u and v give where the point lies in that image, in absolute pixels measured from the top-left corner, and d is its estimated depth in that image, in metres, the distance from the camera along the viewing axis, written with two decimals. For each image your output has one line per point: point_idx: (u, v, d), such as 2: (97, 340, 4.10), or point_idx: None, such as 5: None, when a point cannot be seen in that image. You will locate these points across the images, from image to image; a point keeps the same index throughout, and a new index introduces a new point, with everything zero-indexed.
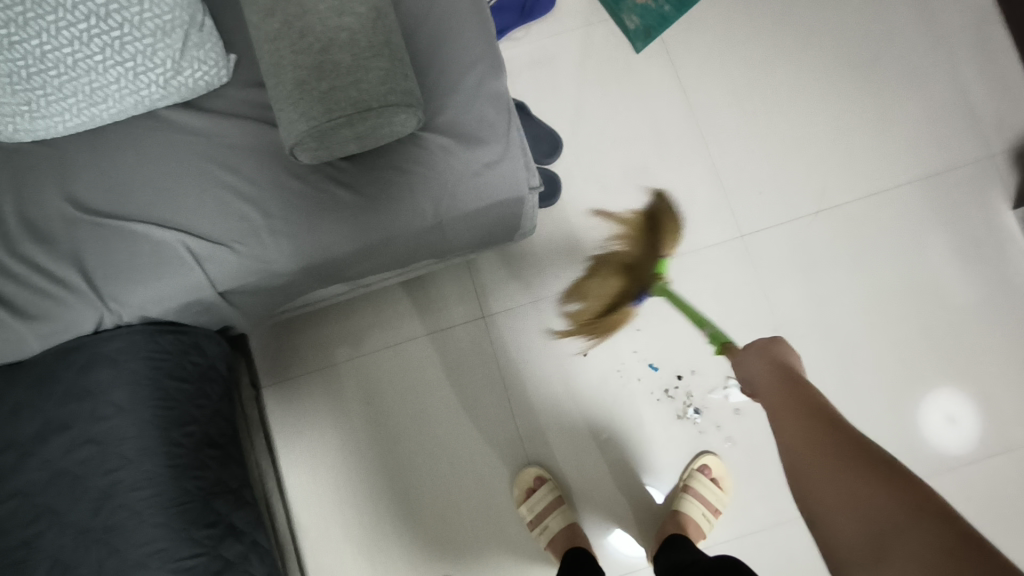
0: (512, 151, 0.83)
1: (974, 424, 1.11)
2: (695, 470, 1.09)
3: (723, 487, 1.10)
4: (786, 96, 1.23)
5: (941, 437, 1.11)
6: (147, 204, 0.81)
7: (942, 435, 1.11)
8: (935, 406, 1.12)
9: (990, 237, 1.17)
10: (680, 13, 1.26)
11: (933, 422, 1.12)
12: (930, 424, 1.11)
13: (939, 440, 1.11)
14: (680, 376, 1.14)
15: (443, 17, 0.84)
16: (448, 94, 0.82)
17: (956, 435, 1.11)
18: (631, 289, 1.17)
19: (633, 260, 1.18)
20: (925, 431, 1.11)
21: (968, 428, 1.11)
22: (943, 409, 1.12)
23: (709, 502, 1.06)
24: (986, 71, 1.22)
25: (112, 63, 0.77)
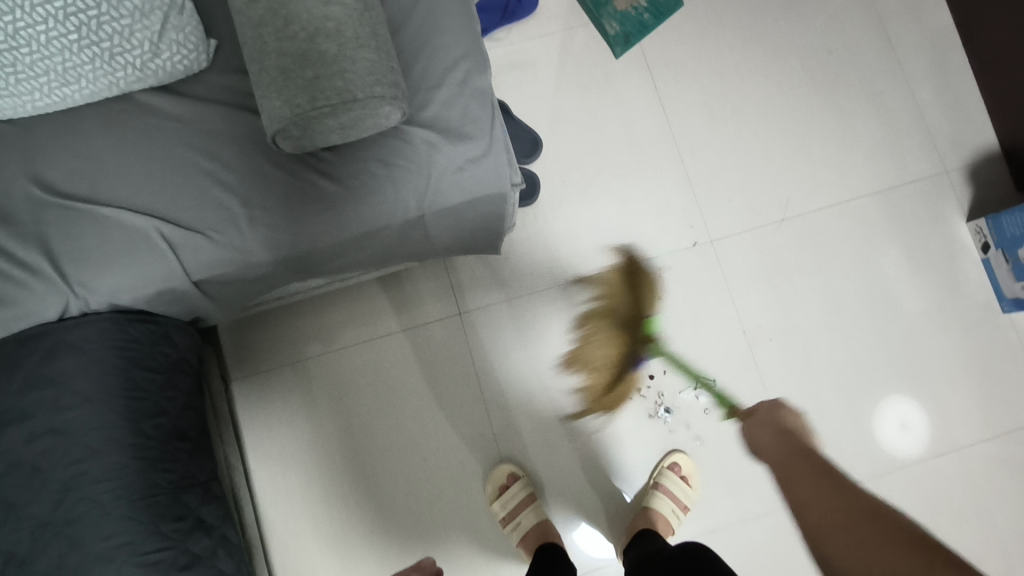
0: (494, 148, 0.83)
1: (923, 429, 1.17)
2: (666, 468, 1.11)
3: (691, 484, 1.11)
4: (757, 108, 1.27)
5: (893, 441, 1.16)
6: (120, 188, 0.79)
7: (895, 438, 1.16)
8: (892, 412, 1.17)
9: (944, 248, 1.23)
10: (658, 22, 1.29)
11: (889, 425, 1.17)
12: (883, 427, 1.17)
13: (890, 444, 1.16)
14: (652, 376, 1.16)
15: (430, 13, 0.84)
16: (433, 89, 0.82)
17: (909, 440, 1.16)
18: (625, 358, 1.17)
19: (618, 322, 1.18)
20: (880, 433, 1.16)
21: (917, 434, 1.17)
22: (897, 416, 1.17)
23: (677, 498, 1.09)
24: (944, 90, 1.29)
25: (87, 43, 0.76)
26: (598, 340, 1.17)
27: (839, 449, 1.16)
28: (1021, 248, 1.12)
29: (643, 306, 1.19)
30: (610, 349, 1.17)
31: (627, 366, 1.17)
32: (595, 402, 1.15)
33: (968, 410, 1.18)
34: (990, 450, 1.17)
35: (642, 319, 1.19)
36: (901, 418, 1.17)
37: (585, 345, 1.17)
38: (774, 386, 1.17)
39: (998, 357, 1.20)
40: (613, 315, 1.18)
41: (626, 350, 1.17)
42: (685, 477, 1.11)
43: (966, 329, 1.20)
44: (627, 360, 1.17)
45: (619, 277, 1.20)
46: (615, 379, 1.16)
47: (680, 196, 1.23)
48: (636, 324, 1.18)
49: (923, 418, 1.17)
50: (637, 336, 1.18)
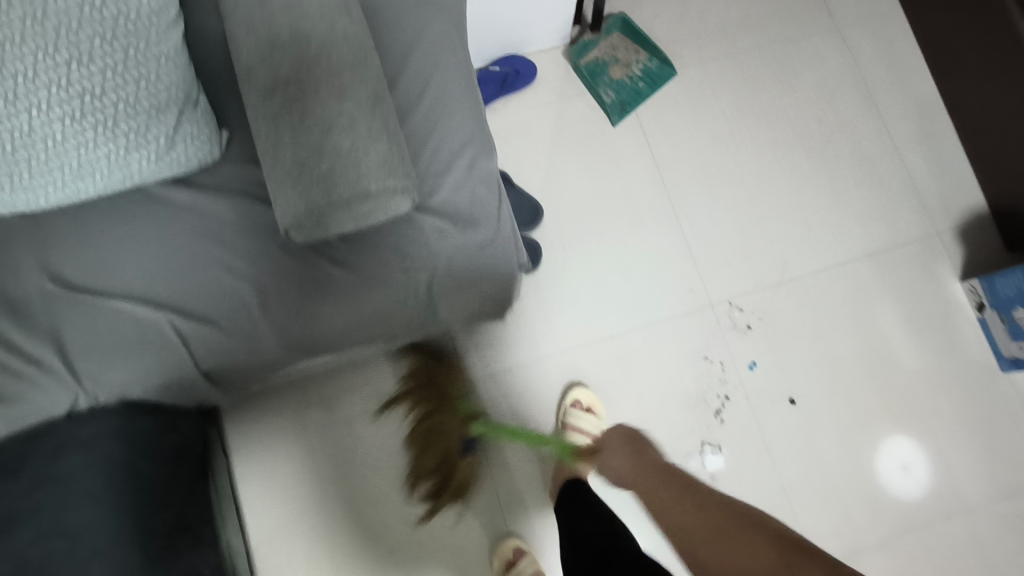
0: (497, 232, 0.85)
1: (924, 486, 1.17)
2: (569, 406, 1.15)
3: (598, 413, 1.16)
4: (750, 175, 1.31)
5: (892, 484, 1.17)
6: (130, 280, 0.79)
7: (893, 478, 1.17)
8: (889, 456, 1.18)
9: (940, 308, 1.25)
10: (653, 90, 1.32)
11: (889, 464, 1.18)
12: (883, 466, 1.18)
13: (888, 486, 1.17)
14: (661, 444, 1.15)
15: (438, 100, 0.87)
16: (441, 176, 0.84)
17: (909, 481, 1.17)
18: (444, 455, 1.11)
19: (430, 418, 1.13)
20: (877, 469, 1.17)
21: (917, 485, 1.17)
22: (897, 455, 1.18)
23: (588, 431, 1.12)
24: (929, 154, 1.33)
25: (103, 139, 0.77)
26: (410, 447, 1.12)
27: (845, 511, 1.15)
28: (1015, 308, 1.14)
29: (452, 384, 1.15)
30: (434, 446, 1.11)
31: (457, 454, 1.12)
32: (437, 501, 1.11)
33: (974, 471, 1.18)
34: (998, 511, 1.17)
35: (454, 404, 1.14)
36: (900, 459, 1.18)
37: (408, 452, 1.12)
38: (779, 451, 1.17)
39: (1000, 416, 1.21)
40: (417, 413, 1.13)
41: (451, 437, 1.12)
42: (590, 408, 1.15)
43: (963, 388, 1.22)
44: (456, 449, 1.12)
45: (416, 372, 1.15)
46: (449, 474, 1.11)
47: (680, 261, 1.25)
48: (449, 411, 1.13)
49: (925, 475, 1.17)
50: (458, 421, 1.13)
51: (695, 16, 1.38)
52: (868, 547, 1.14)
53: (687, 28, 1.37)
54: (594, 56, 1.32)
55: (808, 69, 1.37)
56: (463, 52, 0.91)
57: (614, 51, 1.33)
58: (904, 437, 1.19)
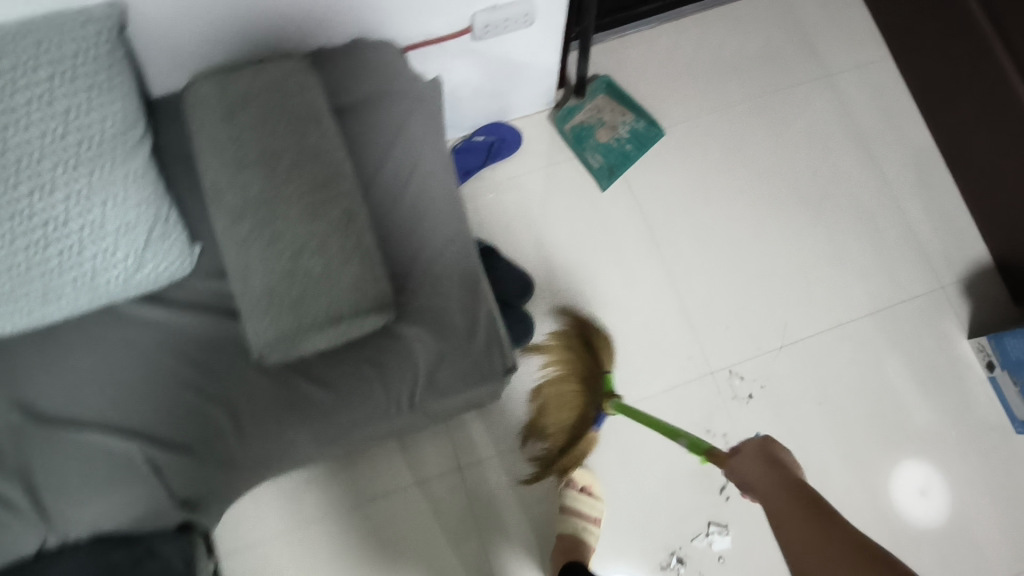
0: (478, 343, 0.80)
1: (926, 528, 1.13)
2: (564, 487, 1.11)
3: (596, 492, 1.12)
4: (746, 233, 1.27)
5: (903, 499, 1.14)
6: (101, 408, 0.76)
7: (906, 493, 1.15)
8: (901, 491, 1.15)
9: (949, 367, 1.21)
10: (641, 152, 1.30)
11: (907, 479, 1.15)
12: (902, 478, 1.15)
13: (896, 496, 1.15)
14: (663, 528, 1.12)
15: (416, 201, 0.85)
16: (423, 282, 0.81)
17: (932, 500, 1.14)
18: (582, 421, 1.14)
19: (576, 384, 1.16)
20: (894, 474, 1.16)
21: (920, 516, 1.14)
22: (925, 477, 1.15)
23: (586, 513, 1.08)
24: (928, 205, 1.29)
25: (69, 264, 0.75)
26: (551, 407, 1.16)
27: None
28: None
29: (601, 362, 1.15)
30: (570, 411, 1.15)
31: (589, 424, 1.13)
32: (550, 468, 1.14)
33: (996, 541, 1.13)
34: None
35: (600, 377, 1.13)
36: (926, 486, 1.15)
37: (541, 412, 1.16)
38: None
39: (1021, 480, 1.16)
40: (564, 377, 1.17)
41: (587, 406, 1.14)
42: (585, 488, 1.11)
43: (979, 453, 1.17)
44: (587, 419, 1.14)
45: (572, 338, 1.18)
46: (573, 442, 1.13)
47: (677, 327, 1.22)
48: (594, 382, 1.14)
49: (934, 524, 1.13)
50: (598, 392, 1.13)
51: (681, 73, 1.35)
52: None
53: (673, 86, 1.34)
54: (580, 120, 1.31)
55: (800, 121, 1.33)
56: (440, 146, 0.88)
57: (600, 114, 1.31)
58: (930, 487, 1.15)
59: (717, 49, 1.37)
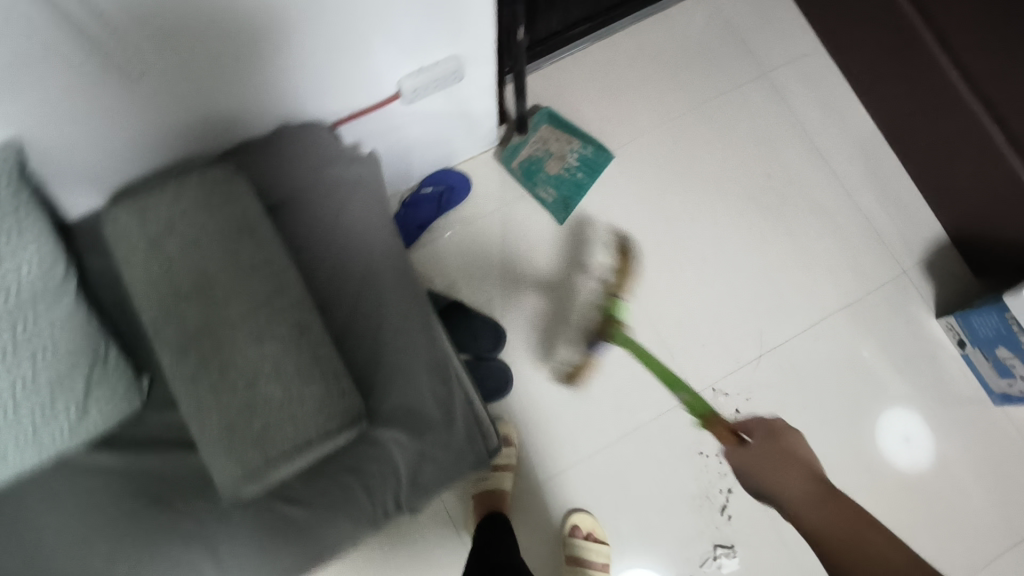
0: (459, 432, 0.79)
1: (874, 434, 1.18)
2: (569, 534, 1.10)
3: (601, 535, 1.11)
4: (709, 247, 1.27)
5: (897, 419, 1.19)
6: (68, 568, 0.72)
7: (903, 425, 1.19)
8: (888, 437, 1.18)
9: (923, 350, 1.22)
10: (593, 178, 1.27)
11: (903, 423, 1.19)
12: (903, 419, 1.19)
13: (889, 419, 1.19)
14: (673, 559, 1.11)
15: (367, 290, 0.82)
16: (389, 377, 0.78)
17: (919, 442, 1.18)
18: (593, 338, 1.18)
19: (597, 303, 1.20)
20: (907, 412, 1.19)
21: (887, 430, 1.18)
22: (922, 434, 1.18)
23: (593, 561, 1.08)
24: (880, 194, 1.31)
25: (5, 427, 0.69)
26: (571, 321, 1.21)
27: None
28: (998, 349, 1.12)
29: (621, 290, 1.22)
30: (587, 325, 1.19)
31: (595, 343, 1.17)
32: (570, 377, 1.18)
33: (991, 516, 1.15)
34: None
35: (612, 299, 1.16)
36: (912, 445, 1.18)
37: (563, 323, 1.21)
38: (793, 536, 1.13)
39: (1006, 451, 1.18)
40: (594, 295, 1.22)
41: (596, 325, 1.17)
42: (591, 533, 1.10)
43: (964, 431, 1.18)
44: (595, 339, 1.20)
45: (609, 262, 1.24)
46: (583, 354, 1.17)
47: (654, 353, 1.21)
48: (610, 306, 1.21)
49: (890, 459, 1.17)
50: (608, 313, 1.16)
51: (622, 91, 1.33)
52: None
53: (615, 106, 1.33)
54: (527, 154, 1.27)
55: (745, 124, 1.33)
56: (386, 232, 0.87)
57: (546, 145, 1.28)
58: (905, 448, 1.18)
59: (654, 62, 1.35)
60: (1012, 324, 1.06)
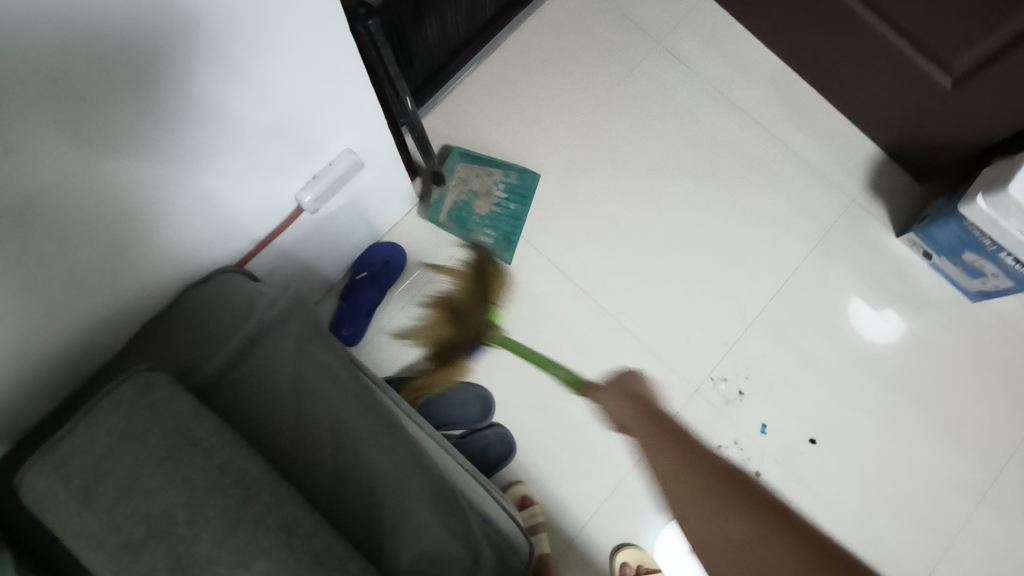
0: (489, 558, 0.73)
1: (850, 303, 1.21)
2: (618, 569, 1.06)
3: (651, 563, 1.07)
4: (661, 236, 1.22)
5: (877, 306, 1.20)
6: None
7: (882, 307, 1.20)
8: (863, 315, 1.20)
9: (893, 270, 1.22)
10: (527, 207, 1.21)
11: (878, 305, 1.20)
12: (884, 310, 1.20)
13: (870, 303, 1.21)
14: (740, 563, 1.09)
15: (338, 442, 0.74)
16: (394, 530, 0.70)
17: (885, 318, 1.20)
18: (461, 346, 1.16)
19: (460, 309, 1.17)
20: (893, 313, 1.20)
21: (857, 309, 1.20)
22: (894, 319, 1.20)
23: None
24: (808, 127, 1.28)
25: None
26: (432, 327, 1.16)
27: (916, 516, 1.12)
28: (963, 254, 1.11)
29: (494, 295, 1.18)
30: (446, 336, 1.16)
31: (465, 352, 1.15)
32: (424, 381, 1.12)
33: (1001, 409, 1.17)
34: None
35: (488, 309, 1.17)
36: (876, 323, 1.20)
37: (418, 331, 1.16)
38: (831, 495, 1.13)
39: (997, 342, 1.19)
40: (455, 301, 1.17)
41: (470, 334, 1.16)
42: (641, 568, 1.07)
43: (954, 336, 1.19)
44: (468, 345, 1.16)
45: (473, 273, 1.19)
46: (448, 362, 1.15)
47: (643, 362, 1.17)
48: (482, 313, 1.17)
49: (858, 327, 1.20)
50: (484, 321, 1.17)
51: (524, 106, 1.26)
52: (957, 539, 1.11)
53: (523, 123, 1.25)
54: (451, 202, 1.19)
55: (656, 101, 1.28)
56: (336, 368, 0.79)
57: (467, 185, 1.19)
58: (873, 328, 1.20)
59: (547, 64, 1.28)
60: (971, 230, 1.05)
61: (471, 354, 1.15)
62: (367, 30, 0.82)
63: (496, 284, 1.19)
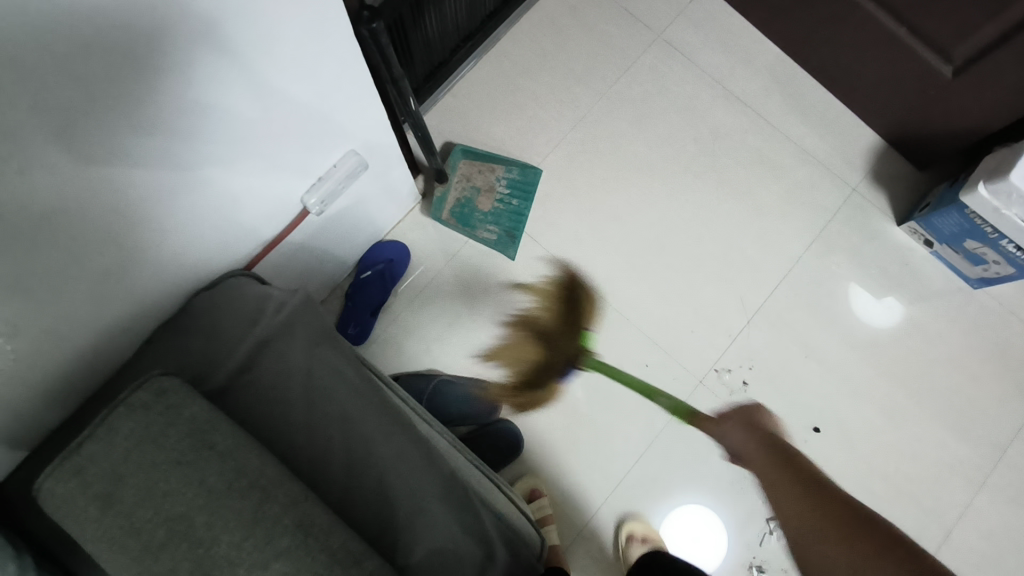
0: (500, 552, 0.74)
1: (854, 290, 1.22)
2: (625, 538, 1.07)
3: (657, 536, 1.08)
4: (663, 229, 1.23)
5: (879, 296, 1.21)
6: None
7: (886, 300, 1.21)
8: (866, 305, 1.21)
9: (895, 259, 1.22)
10: (529, 203, 1.21)
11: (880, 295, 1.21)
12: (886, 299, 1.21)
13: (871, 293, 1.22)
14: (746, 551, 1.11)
15: (350, 442, 0.75)
16: (408, 527, 0.71)
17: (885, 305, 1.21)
18: (552, 368, 1.17)
19: (553, 331, 1.18)
20: (894, 300, 1.21)
21: (859, 296, 1.21)
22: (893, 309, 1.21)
23: None
24: (808, 117, 1.28)
25: None
26: (521, 346, 1.17)
27: (919, 502, 1.14)
28: (964, 241, 1.12)
29: (586, 320, 1.19)
30: (537, 356, 1.17)
31: (557, 374, 1.16)
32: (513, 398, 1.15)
33: (1001, 395, 1.18)
34: None
35: (581, 333, 1.18)
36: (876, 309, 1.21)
37: (508, 349, 1.17)
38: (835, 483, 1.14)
39: (997, 328, 1.20)
40: (546, 322, 1.19)
41: (562, 356, 1.17)
42: (648, 538, 1.07)
43: (955, 324, 1.20)
44: (557, 368, 1.17)
45: (563, 295, 1.20)
46: (538, 382, 1.16)
47: (647, 355, 1.18)
48: (573, 337, 1.18)
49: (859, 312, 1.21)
50: (576, 344, 1.18)
51: (525, 101, 1.26)
52: (960, 524, 1.13)
53: (523, 119, 1.25)
54: (454, 199, 1.19)
55: (656, 93, 1.28)
56: (345, 368, 0.80)
57: (471, 181, 1.20)
58: (873, 316, 1.21)
59: (546, 59, 1.28)
60: (974, 219, 1.06)
61: (561, 376, 1.16)
62: (371, 32, 0.82)
63: (590, 307, 1.20)
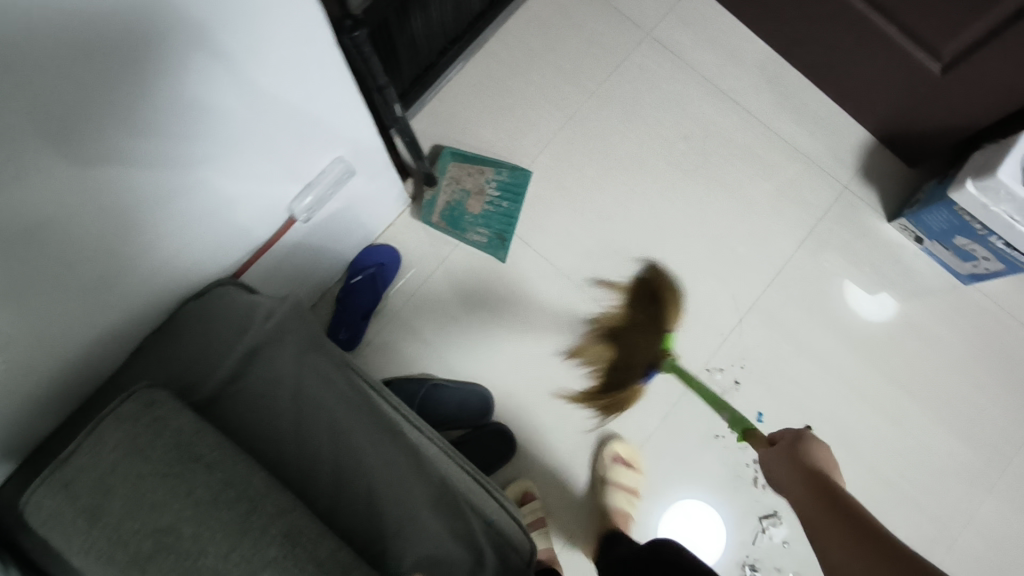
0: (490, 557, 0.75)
1: (848, 287, 1.22)
2: (606, 460, 1.11)
3: (635, 463, 1.12)
4: (655, 229, 1.23)
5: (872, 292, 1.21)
6: None
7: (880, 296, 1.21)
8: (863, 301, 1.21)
9: (886, 256, 1.23)
10: (519, 205, 1.20)
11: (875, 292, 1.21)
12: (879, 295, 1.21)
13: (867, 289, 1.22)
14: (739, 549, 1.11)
15: (339, 451, 0.75)
16: (398, 535, 0.71)
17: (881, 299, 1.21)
18: (634, 370, 1.15)
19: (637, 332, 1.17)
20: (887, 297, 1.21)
21: (854, 293, 1.21)
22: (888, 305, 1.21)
23: (628, 487, 1.10)
24: (798, 115, 1.27)
25: None
26: (604, 347, 1.17)
27: (910, 498, 1.14)
28: (954, 238, 1.12)
29: (668, 321, 1.17)
30: (619, 357, 1.16)
31: (638, 375, 1.15)
32: (593, 400, 1.15)
33: (993, 390, 1.18)
34: None
35: (663, 334, 1.16)
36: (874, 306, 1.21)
37: (591, 350, 1.17)
38: None
39: (988, 324, 1.20)
40: (630, 323, 1.17)
41: (643, 357, 1.15)
42: (626, 461, 1.12)
43: (945, 320, 1.20)
44: (640, 369, 1.15)
45: (648, 296, 1.19)
46: (619, 385, 1.15)
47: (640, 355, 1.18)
48: (656, 338, 1.16)
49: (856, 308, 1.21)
50: (658, 345, 1.16)
51: (514, 103, 1.26)
52: (951, 519, 1.14)
53: (513, 120, 1.25)
54: (444, 202, 1.18)
55: (646, 93, 1.28)
56: (335, 376, 0.80)
57: (460, 184, 1.19)
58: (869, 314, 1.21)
59: (535, 60, 1.28)
60: (962, 216, 1.06)
61: (643, 378, 1.15)
62: (353, 41, 0.81)
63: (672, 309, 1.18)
